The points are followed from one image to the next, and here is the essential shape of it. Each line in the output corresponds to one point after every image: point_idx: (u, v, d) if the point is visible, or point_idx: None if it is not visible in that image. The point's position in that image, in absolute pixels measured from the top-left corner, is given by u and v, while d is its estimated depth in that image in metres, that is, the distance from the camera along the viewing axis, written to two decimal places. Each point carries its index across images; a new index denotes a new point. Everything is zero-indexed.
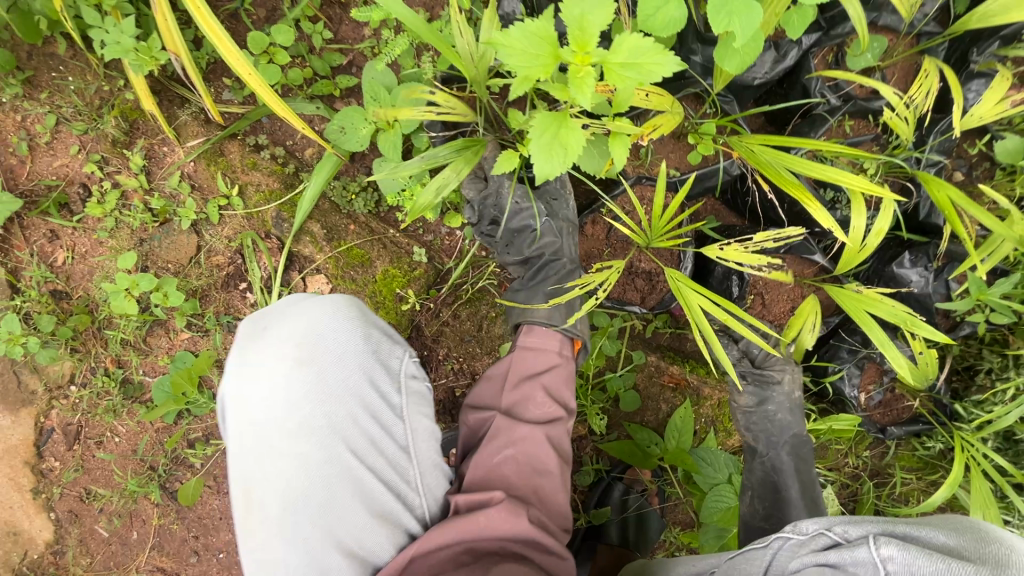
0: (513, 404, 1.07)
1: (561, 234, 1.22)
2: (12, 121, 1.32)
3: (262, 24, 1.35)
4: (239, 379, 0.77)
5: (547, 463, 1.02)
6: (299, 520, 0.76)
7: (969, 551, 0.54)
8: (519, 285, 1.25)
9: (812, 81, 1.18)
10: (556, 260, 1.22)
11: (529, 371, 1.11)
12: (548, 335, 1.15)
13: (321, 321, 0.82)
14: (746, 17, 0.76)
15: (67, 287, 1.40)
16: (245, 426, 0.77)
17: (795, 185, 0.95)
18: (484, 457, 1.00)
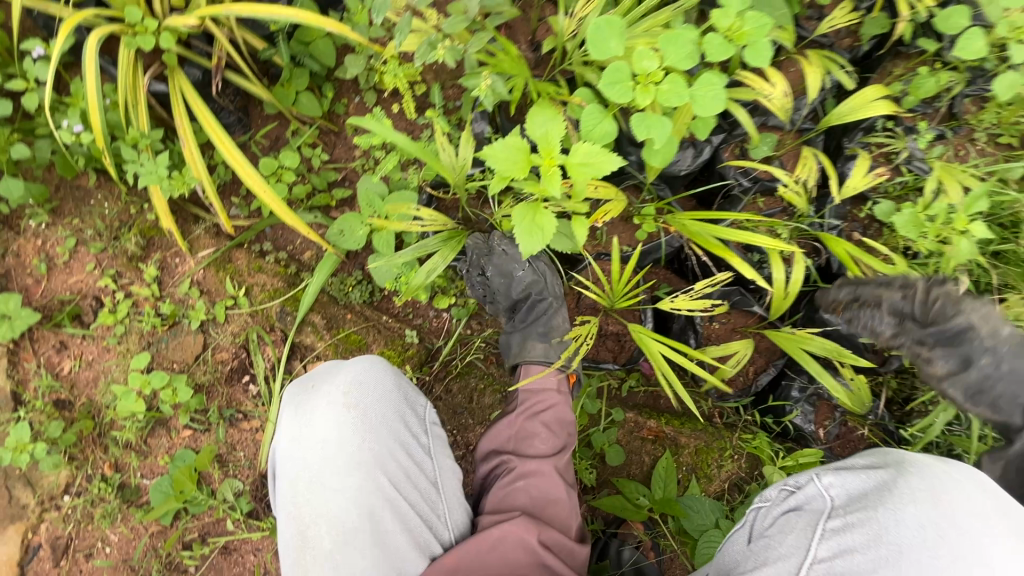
0: (519, 441, 1.21)
1: (545, 282, 1.38)
2: (37, 245, 1.46)
3: (268, 151, 1.59)
4: (301, 426, 1.01)
5: (553, 485, 1.14)
6: (352, 544, 0.94)
7: (885, 461, 0.99)
8: (512, 330, 1.39)
9: (726, 169, 1.47)
10: (544, 305, 1.37)
11: (532, 410, 1.24)
12: (544, 372, 1.28)
13: (361, 377, 1.06)
14: (661, 129, 1.03)
15: (71, 394, 1.46)
16: (306, 464, 0.99)
17: (720, 247, 1.25)
18: (501, 489, 1.14)
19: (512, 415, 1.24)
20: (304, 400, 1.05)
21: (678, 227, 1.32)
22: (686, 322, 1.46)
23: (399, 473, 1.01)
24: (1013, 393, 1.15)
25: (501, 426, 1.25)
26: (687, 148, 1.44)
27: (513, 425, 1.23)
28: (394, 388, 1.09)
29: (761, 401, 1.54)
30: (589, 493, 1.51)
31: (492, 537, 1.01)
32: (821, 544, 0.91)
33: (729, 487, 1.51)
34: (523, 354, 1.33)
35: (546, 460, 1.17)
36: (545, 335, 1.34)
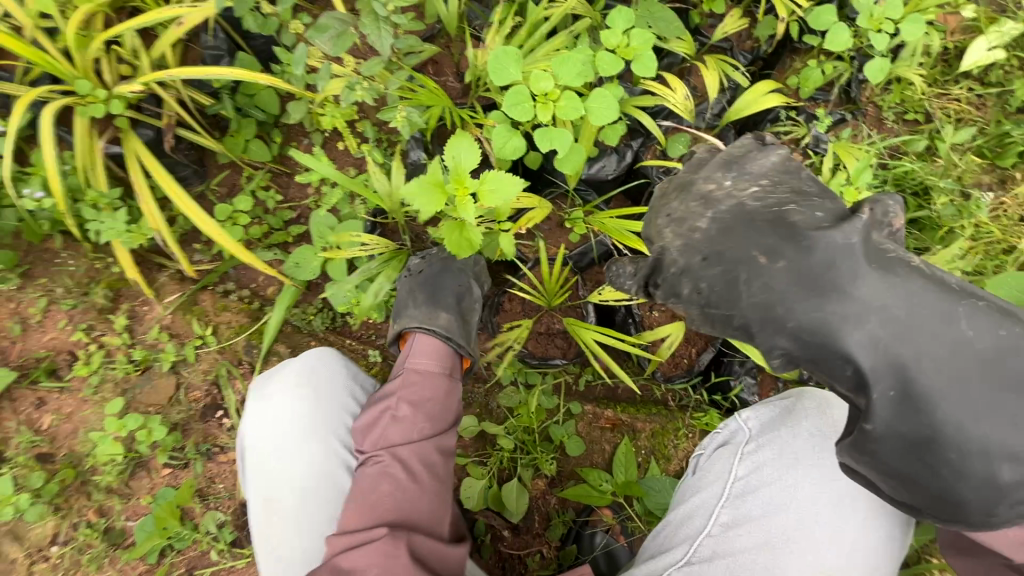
0: (390, 434, 1.15)
1: (470, 265, 1.44)
2: (10, 308, 1.54)
3: (224, 198, 1.70)
4: (260, 408, 1.20)
5: (420, 481, 1.12)
6: (311, 500, 1.16)
7: (783, 396, 1.31)
8: (415, 300, 1.36)
9: (648, 169, 1.60)
10: (458, 281, 1.39)
11: (411, 397, 1.19)
12: (438, 351, 1.27)
13: (309, 364, 1.25)
14: (562, 139, 1.16)
15: (52, 448, 1.51)
16: (267, 439, 1.19)
17: (633, 241, 1.36)
18: (364, 494, 1.09)
19: (390, 404, 1.18)
20: (261, 390, 1.23)
21: (599, 225, 1.42)
22: (627, 313, 1.55)
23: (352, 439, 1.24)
24: (730, 315, 0.95)
25: (373, 417, 1.18)
26: (610, 154, 1.58)
27: (390, 415, 1.17)
28: (341, 370, 1.29)
29: (705, 378, 1.64)
30: (557, 486, 1.58)
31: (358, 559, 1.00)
32: (741, 465, 1.21)
33: (686, 462, 1.61)
34: (423, 325, 1.30)
35: (418, 455, 1.14)
36: (450, 310, 1.33)
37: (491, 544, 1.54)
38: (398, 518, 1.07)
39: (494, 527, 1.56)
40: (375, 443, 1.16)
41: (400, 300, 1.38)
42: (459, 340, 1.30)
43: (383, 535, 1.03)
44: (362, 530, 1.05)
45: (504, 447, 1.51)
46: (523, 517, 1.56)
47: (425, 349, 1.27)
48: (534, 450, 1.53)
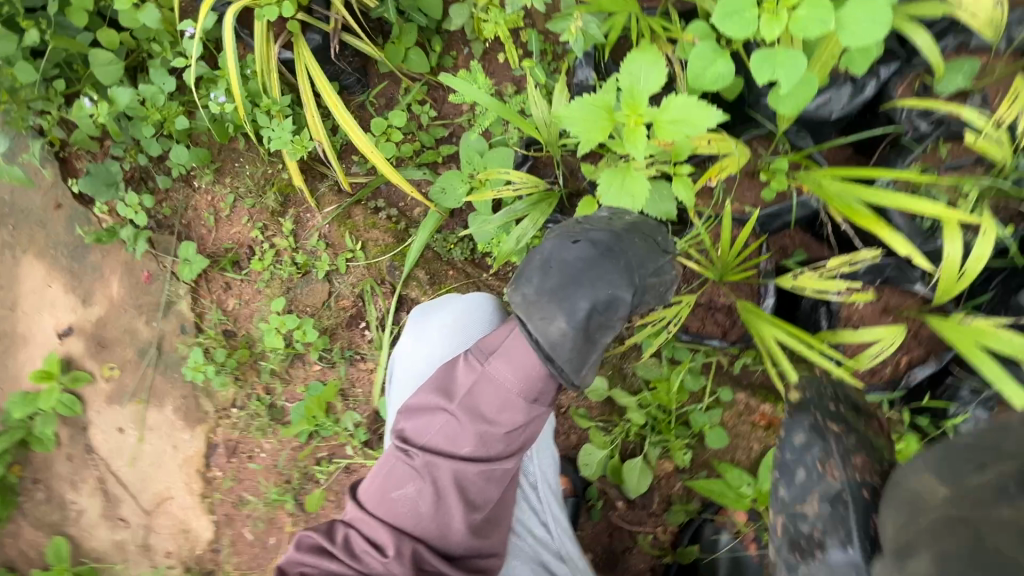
0: (434, 435, 0.87)
1: (642, 261, 0.93)
2: (207, 202, 1.76)
3: (382, 110, 1.65)
4: (413, 339, 1.21)
5: (448, 504, 0.85)
6: None
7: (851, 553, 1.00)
8: (537, 276, 0.90)
9: (895, 110, 1.20)
10: (608, 279, 0.89)
11: (470, 406, 0.86)
12: (529, 371, 0.85)
13: (465, 307, 1.21)
14: (790, 68, 0.84)
15: (234, 327, 1.76)
16: (413, 373, 1.19)
17: (865, 216, 0.99)
18: (385, 483, 0.87)
19: (446, 401, 0.89)
20: (418, 320, 1.23)
21: (811, 187, 1.09)
22: (819, 299, 1.24)
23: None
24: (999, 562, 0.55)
25: (427, 398, 0.90)
26: (843, 85, 1.20)
27: (440, 415, 0.88)
28: (496, 317, 1.22)
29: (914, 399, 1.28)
30: (685, 472, 1.41)
31: (367, 563, 0.83)
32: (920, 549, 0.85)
33: None
34: (525, 323, 0.87)
35: (454, 476, 0.85)
36: (569, 316, 0.86)
37: (601, 510, 1.46)
38: (417, 527, 0.85)
39: (608, 494, 1.46)
40: (414, 434, 0.89)
41: (525, 263, 0.93)
42: (562, 364, 0.85)
43: (393, 540, 0.84)
44: (374, 520, 0.86)
45: (634, 421, 1.37)
46: (641, 494, 1.43)
47: (515, 357, 0.86)
48: (667, 432, 1.37)
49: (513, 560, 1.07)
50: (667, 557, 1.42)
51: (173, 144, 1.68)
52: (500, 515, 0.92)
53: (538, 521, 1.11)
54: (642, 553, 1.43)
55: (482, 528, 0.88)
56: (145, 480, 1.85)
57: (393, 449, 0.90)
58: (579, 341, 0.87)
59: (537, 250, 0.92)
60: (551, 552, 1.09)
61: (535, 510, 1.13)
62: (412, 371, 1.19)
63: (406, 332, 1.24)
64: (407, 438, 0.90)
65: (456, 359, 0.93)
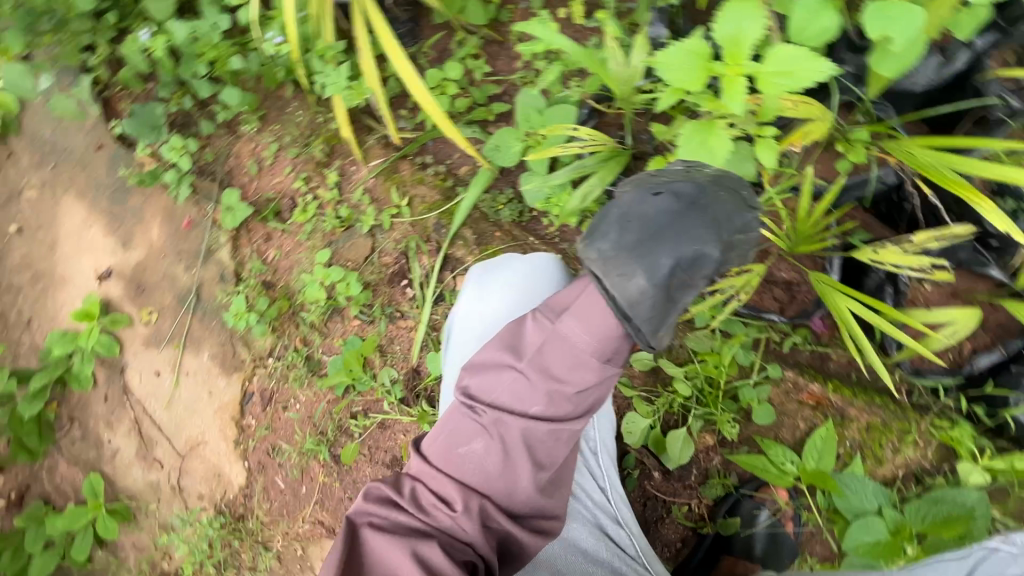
0: (501, 394, 0.85)
1: (727, 217, 0.88)
2: (250, 150, 1.74)
3: (435, 63, 1.61)
4: (473, 300, 1.20)
5: (516, 463, 0.84)
6: None
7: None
8: (615, 231, 0.85)
9: (987, 83, 1.13)
10: (693, 234, 0.84)
11: (539, 365, 0.83)
12: (605, 332, 0.81)
13: (527, 271, 1.19)
14: (905, 22, 0.79)
15: (274, 278, 1.75)
16: (472, 334, 1.18)
17: (962, 185, 0.95)
18: (452, 439, 0.86)
19: (515, 360, 0.85)
20: (479, 283, 1.21)
21: (900, 157, 1.06)
22: (886, 278, 1.19)
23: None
24: None
25: (494, 356, 0.87)
26: (930, 55, 1.14)
27: (507, 373, 0.85)
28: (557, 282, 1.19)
29: (974, 386, 1.26)
30: (726, 447, 1.39)
31: (437, 517, 0.83)
32: None
33: (903, 474, 1.29)
34: (602, 280, 0.82)
35: (522, 436, 0.83)
36: (650, 274, 0.81)
37: (636, 479, 1.45)
38: (485, 485, 0.84)
39: (645, 465, 1.45)
40: (480, 391, 0.87)
41: (600, 216, 0.88)
42: (640, 325, 0.80)
43: (462, 497, 0.84)
44: (442, 476, 0.85)
45: (680, 391, 1.36)
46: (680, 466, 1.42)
47: (590, 316, 0.81)
48: (713, 405, 1.35)
49: (574, 522, 1.08)
50: (701, 528, 1.41)
51: (221, 87, 1.67)
52: (565, 476, 0.91)
53: (596, 486, 1.12)
54: (674, 523, 1.43)
55: (549, 487, 0.88)
56: (177, 426, 1.85)
57: (458, 406, 0.88)
58: (660, 299, 0.82)
59: (613, 202, 0.88)
60: (609, 516, 1.11)
61: (593, 475, 1.14)
62: (471, 333, 1.17)
63: (465, 292, 1.22)
64: (472, 395, 0.87)
65: (522, 317, 0.89)
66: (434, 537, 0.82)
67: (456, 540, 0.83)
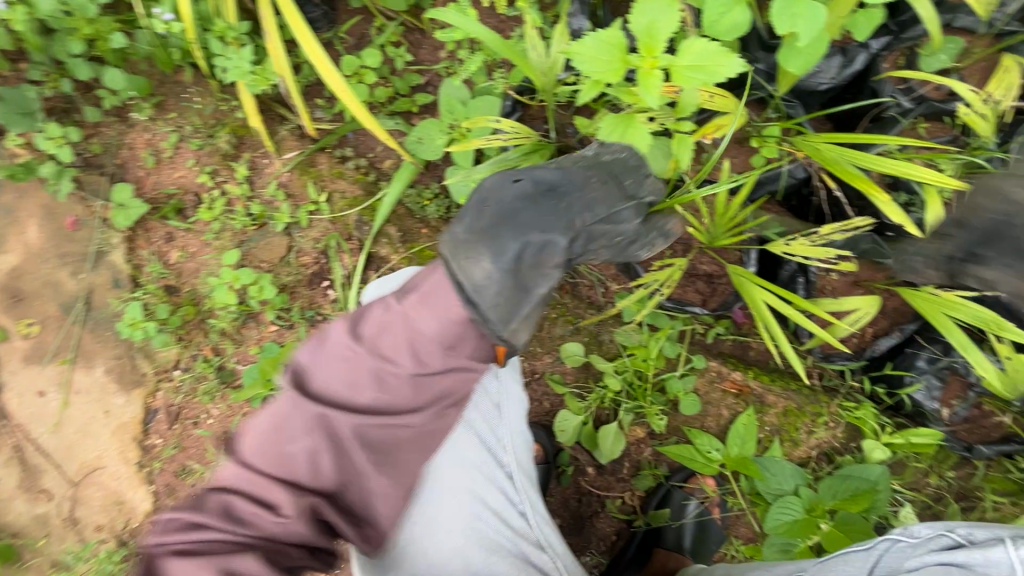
0: (333, 386, 0.79)
1: (589, 205, 0.87)
2: (144, 140, 1.57)
3: (352, 50, 1.52)
4: None
5: (350, 457, 0.79)
6: None
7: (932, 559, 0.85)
8: (470, 216, 0.83)
9: (881, 83, 1.20)
10: (547, 220, 0.83)
11: (374, 353, 0.78)
12: (449, 319, 0.78)
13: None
14: (810, 22, 0.80)
15: (178, 282, 1.59)
16: None
17: (860, 178, 1.00)
18: (274, 439, 0.78)
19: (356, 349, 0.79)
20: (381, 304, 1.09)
21: (808, 152, 1.10)
22: (798, 269, 1.25)
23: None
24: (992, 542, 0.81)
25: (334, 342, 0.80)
26: (833, 55, 1.20)
27: (339, 363, 0.79)
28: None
29: (876, 368, 1.35)
30: (656, 438, 1.42)
31: (257, 526, 0.76)
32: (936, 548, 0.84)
33: (817, 454, 1.36)
34: (449, 263, 0.80)
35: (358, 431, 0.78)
36: (496, 258, 0.80)
37: (571, 475, 1.45)
38: (314, 482, 0.79)
39: (578, 460, 1.45)
40: (315, 379, 0.80)
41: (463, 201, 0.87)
42: (484, 310, 0.79)
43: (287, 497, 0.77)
44: (263, 478, 0.77)
45: (610, 386, 1.36)
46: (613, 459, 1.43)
47: (436, 301, 0.78)
48: (642, 399, 1.37)
49: (494, 557, 0.99)
50: (635, 522, 1.42)
51: (104, 68, 1.49)
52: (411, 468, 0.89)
53: (515, 513, 1.04)
54: (609, 517, 1.44)
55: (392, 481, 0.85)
56: (67, 451, 1.61)
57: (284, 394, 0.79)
58: (511, 286, 0.81)
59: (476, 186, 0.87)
60: (529, 542, 1.04)
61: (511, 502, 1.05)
62: None
63: None
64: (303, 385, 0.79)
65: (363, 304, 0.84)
66: (254, 548, 0.75)
67: (279, 544, 0.77)
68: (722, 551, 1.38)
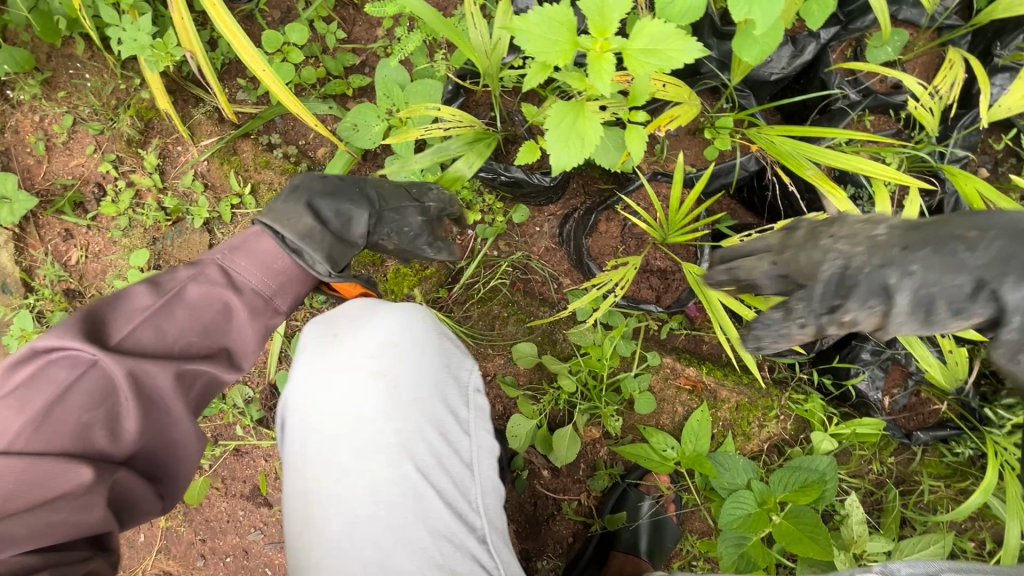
0: (136, 339, 0.73)
1: (386, 198, 1.04)
2: (31, 122, 1.36)
3: (277, 25, 1.38)
4: (309, 388, 0.83)
5: (166, 410, 0.73)
6: (358, 536, 0.76)
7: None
8: (286, 194, 0.95)
9: (830, 75, 1.19)
10: (361, 198, 0.98)
11: (186, 300, 0.78)
12: (273, 264, 0.85)
13: (389, 343, 0.84)
14: (769, 8, 0.74)
15: (80, 286, 1.41)
16: (311, 435, 0.81)
17: (818, 174, 0.98)
18: (63, 407, 0.66)
19: (170, 300, 0.77)
20: (323, 356, 0.83)
21: (762, 144, 1.07)
22: None
23: (428, 457, 0.80)
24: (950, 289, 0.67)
25: (137, 298, 0.76)
26: (784, 45, 1.18)
27: (146, 315, 0.75)
28: (438, 356, 0.87)
29: (823, 360, 1.35)
30: (612, 438, 1.39)
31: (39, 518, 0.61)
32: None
33: (768, 447, 1.38)
34: (272, 223, 0.87)
35: (180, 382, 0.73)
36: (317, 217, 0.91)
37: (526, 480, 1.40)
38: (101, 453, 0.67)
39: (533, 464, 1.40)
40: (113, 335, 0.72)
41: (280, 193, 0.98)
42: (310, 254, 0.87)
43: (62, 478, 0.63)
44: (35, 457, 0.63)
45: (564, 387, 1.31)
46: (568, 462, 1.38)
47: (255, 251, 0.85)
48: (597, 400, 1.32)
49: None
50: (592, 526, 1.39)
51: None
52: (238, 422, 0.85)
53: None
54: (565, 519, 1.39)
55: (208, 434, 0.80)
56: None
57: (62, 355, 0.68)
58: (331, 238, 0.90)
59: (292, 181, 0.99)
60: None
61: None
62: (308, 435, 0.81)
63: (297, 370, 0.85)
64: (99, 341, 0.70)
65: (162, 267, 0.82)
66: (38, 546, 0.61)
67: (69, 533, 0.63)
68: (678, 547, 1.38)
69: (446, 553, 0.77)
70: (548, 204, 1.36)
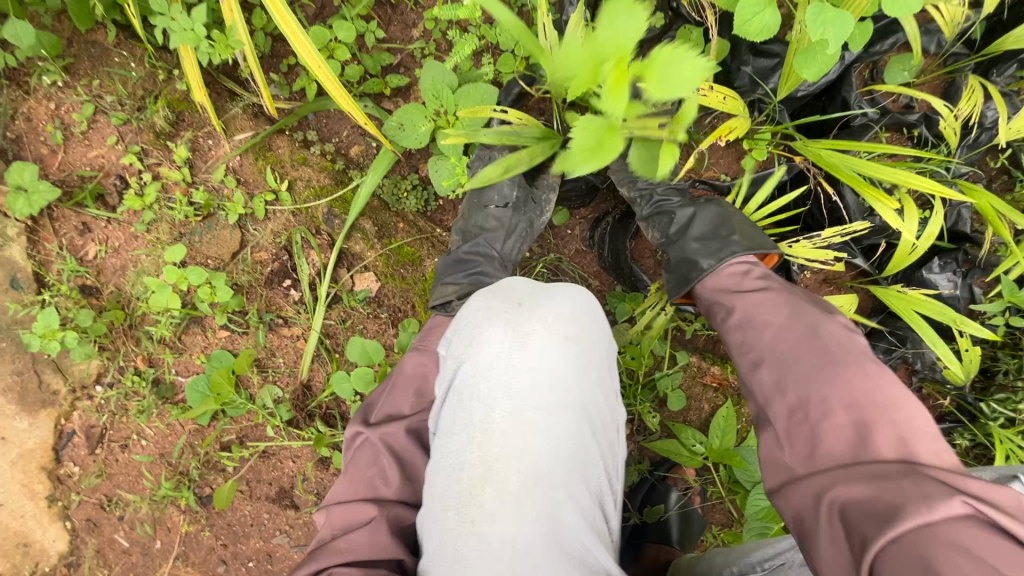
0: (387, 412, 0.95)
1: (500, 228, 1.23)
2: (46, 110, 1.28)
3: (312, 21, 1.36)
4: (502, 343, 0.79)
5: (412, 459, 0.91)
6: (538, 491, 0.73)
7: None
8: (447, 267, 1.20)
9: (851, 94, 1.27)
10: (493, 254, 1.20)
11: (404, 375, 0.98)
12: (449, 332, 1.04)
13: (573, 315, 0.84)
14: (840, 28, 0.82)
15: (98, 282, 1.34)
16: (497, 389, 0.77)
17: (869, 185, 1.05)
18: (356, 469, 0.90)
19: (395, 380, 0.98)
20: (518, 319, 0.81)
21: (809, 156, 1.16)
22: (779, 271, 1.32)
23: (598, 422, 0.80)
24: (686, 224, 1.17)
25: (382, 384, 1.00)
26: None
27: (388, 392, 0.97)
28: (607, 334, 0.88)
29: None
30: (642, 434, 1.45)
31: (349, 548, 0.81)
32: None
33: None
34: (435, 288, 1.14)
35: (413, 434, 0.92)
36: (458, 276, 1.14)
37: None
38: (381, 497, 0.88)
39: None
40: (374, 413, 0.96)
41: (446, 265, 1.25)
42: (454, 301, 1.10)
43: (361, 515, 0.86)
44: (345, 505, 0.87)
45: None
46: None
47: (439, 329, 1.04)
48: (633, 398, 1.38)
49: None
50: (628, 519, 1.43)
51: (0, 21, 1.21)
52: None
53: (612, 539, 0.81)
54: None
55: None
56: None
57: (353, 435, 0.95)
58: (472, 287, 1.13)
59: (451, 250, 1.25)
60: None
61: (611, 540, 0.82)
62: (495, 388, 0.77)
63: (480, 327, 0.81)
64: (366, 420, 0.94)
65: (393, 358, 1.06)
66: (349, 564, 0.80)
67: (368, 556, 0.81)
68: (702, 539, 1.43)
69: (599, 517, 0.77)
70: (580, 208, 1.41)
